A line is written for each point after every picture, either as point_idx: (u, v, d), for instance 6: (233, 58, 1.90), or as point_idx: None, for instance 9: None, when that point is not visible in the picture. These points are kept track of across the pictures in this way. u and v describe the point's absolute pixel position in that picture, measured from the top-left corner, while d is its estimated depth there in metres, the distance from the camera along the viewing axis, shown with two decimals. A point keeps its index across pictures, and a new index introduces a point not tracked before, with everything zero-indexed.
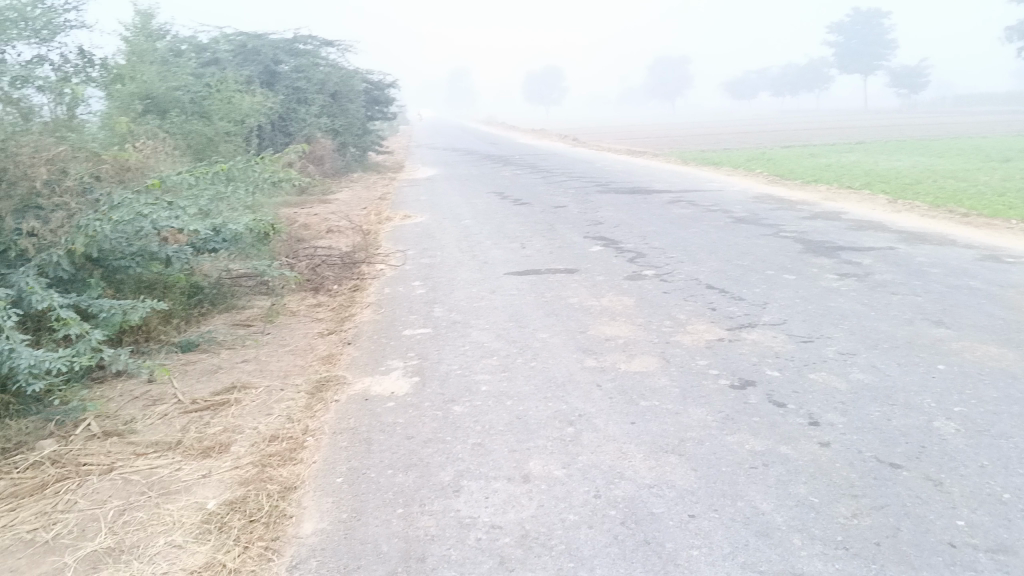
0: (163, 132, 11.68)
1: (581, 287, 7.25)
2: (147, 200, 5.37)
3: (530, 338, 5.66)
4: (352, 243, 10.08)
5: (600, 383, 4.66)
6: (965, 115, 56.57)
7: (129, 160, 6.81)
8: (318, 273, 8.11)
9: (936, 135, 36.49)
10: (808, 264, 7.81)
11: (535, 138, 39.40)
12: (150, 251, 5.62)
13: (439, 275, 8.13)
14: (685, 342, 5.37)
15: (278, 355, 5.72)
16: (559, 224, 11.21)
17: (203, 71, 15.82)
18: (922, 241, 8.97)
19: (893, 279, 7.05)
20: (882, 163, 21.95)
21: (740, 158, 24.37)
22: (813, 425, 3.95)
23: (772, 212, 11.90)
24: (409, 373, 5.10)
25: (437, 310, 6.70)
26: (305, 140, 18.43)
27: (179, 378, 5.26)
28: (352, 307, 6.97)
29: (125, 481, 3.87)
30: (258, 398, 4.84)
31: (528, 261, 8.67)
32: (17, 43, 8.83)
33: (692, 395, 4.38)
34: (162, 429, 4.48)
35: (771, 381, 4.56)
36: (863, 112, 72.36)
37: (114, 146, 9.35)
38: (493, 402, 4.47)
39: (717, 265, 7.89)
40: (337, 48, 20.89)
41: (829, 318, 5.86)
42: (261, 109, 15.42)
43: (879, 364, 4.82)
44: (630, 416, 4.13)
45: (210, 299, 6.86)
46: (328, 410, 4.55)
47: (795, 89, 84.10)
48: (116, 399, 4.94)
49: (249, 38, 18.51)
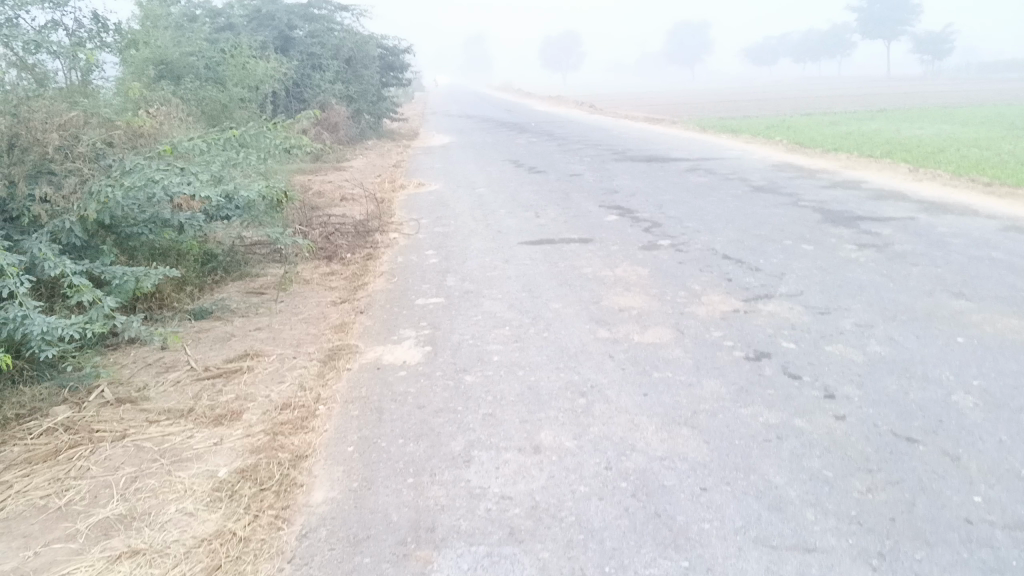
0: (177, 98, 11.65)
1: (596, 256, 7.19)
2: (159, 166, 5.34)
3: (543, 308, 5.62)
4: (366, 211, 10.04)
5: (613, 354, 4.62)
6: (990, 84, 55.53)
7: (142, 126, 6.79)
8: (331, 241, 8.09)
9: (960, 103, 35.87)
10: (826, 234, 7.70)
11: (552, 105, 39.10)
12: (162, 218, 5.60)
13: (453, 244, 8.09)
14: (700, 313, 5.32)
15: (291, 324, 5.71)
16: (574, 192, 11.12)
17: (217, 36, 15.74)
18: (943, 211, 8.83)
19: (913, 250, 6.94)
20: (904, 131, 21.60)
21: (758, 126, 24.05)
22: (829, 398, 3.90)
23: (791, 181, 11.73)
24: (421, 342, 5.08)
25: (450, 279, 6.66)
26: (320, 107, 18.35)
27: (192, 346, 5.27)
28: (365, 276, 6.94)
29: (137, 449, 3.88)
30: (270, 367, 4.83)
31: (543, 230, 8.60)
32: (30, 8, 8.80)
33: (706, 367, 4.33)
34: (174, 397, 4.49)
35: (786, 353, 4.50)
36: (886, 79, 71.18)
37: (128, 113, 9.33)
38: (505, 372, 4.44)
39: (734, 235, 7.80)
40: (352, 14, 20.73)
41: (847, 289, 5.78)
42: (275, 75, 15.33)
43: (897, 336, 4.75)
44: (643, 388, 4.09)
45: (224, 267, 6.86)
46: (340, 379, 4.54)
47: (816, 56, 82.79)
48: (129, 365, 4.96)
49: (264, 3, 18.37)
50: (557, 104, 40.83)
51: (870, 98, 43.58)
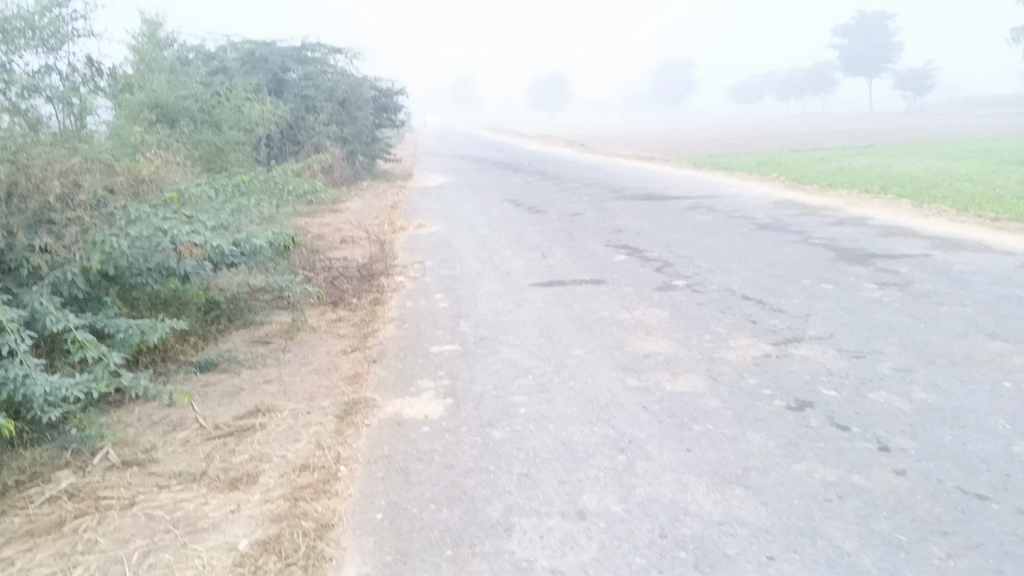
0: (173, 141, 11.50)
1: (611, 298, 7.00)
2: (166, 214, 5.13)
3: (566, 355, 5.40)
4: (368, 254, 9.85)
5: (646, 405, 4.39)
6: (970, 118, 56.27)
7: (142, 171, 6.60)
8: (336, 287, 7.88)
9: (944, 138, 36.27)
10: (844, 273, 7.53)
11: (541, 144, 39.08)
12: (168, 268, 5.38)
13: (461, 287, 7.88)
14: (730, 358, 5.12)
15: (302, 375, 5.47)
16: (578, 232, 10.97)
17: (212, 79, 15.67)
18: (957, 247, 8.71)
19: (936, 288, 6.77)
20: (895, 167, 21.66)
21: (750, 163, 24.13)
22: (883, 451, 3.69)
23: (796, 217, 11.62)
24: (442, 394, 4.84)
25: (463, 325, 6.43)
26: (314, 149, 18.24)
27: (200, 402, 5.01)
28: (375, 323, 6.72)
29: (148, 518, 3.63)
30: (284, 423, 4.59)
31: (551, 271, 8.42)
32: (25, 53, 8.66)
33: (748, 418, 4.12)
34: (184, 458, 4.23)
35: (830, 402, 4.30)
36: (869, 115, 72.03)
37: (124, 157, 9.15)
38: (534, 426, 4.20)
39: (749, 275, 7.63)
40: (346, 55, 20.73)
41: (877, 331, 5.59)
42: (270, 118, 15.24)
43: (941, 382, 4.55)
44: (686, 442, 3.87)
45: (227, 315, 6.63)
46: (360, 436, 4.29)
47: (800, 93, 83.85)
48: (134, 424, 4.70)
49: (257, 46, 18.37)
50: (548, 143, 40.88)
51: (856, 134, 43.80)
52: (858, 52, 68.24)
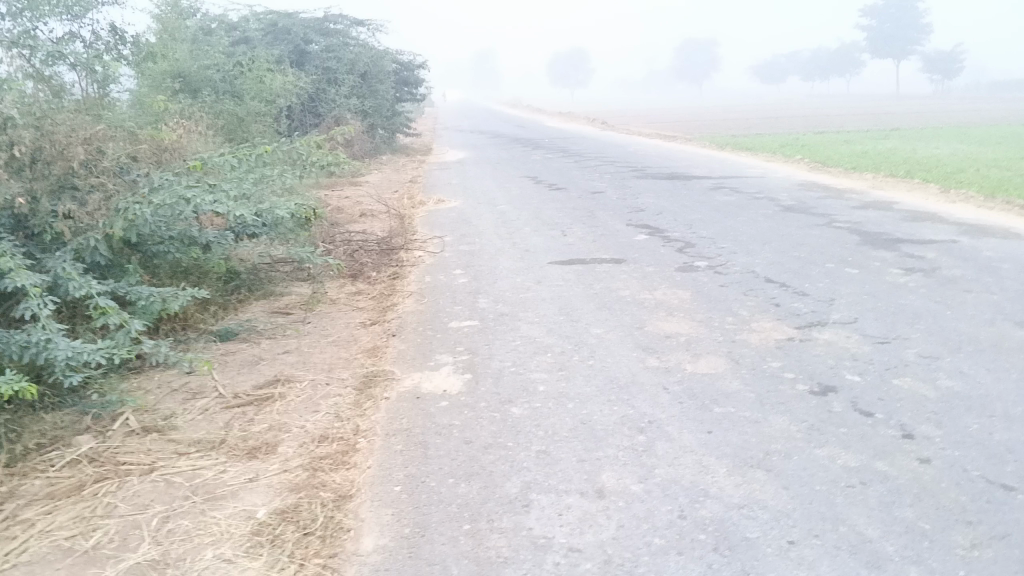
0: (195, 111, 11.50)
1: (631, 277, 6.95)
2: (188, 182, 5.12)
3: (586, 334, 5.36)
4: (388, 227, 9.83)
5: (666, 385, 4.35)
6: (998, 104, 55.34)
7: (165, 140, 6.59)
8: (356, 260, 7.87)
9: (971, 123, 35.67)
10: (869, 257, 7.43)
11: (562, 122, 38.84)
12: (190, 236, 5.39)
13: (481, 263, 7.85)
14: (752, 341, 5.07)
15: (321, 347, 5.47)
16: (599, 210, 10.89)
17: (234, 49, 15.64)
18: (984, 233, 8.58)
19: (963, 275, 6.66)
20: (921, 151, 21.34)
21: (774, 144, 23.86)
22: (907, 438, 3.64)
23: (821, 200, 11.48)
24: (460, 369, 4.82)
25: (482, 301, 6.40)
26: (335, 122, 18.21)
27: (220, 370, 5.03)
28: (394, 296, 6.70)
29: (168, 484, 3.64)
30: (303, 394, 4.59)
31: (572, 249, 8.37)
32: (49, 20, 8.68)
33: (770, 402, 4.08)
34: (203, 426, 4.24)
35: (853, 387, 4.25)
36: (896, 98, 70.97)
37: (147, 126, 9.16)
38: (553, 403, 4.18)
39: (772, 257, 7.55)
40: (368, 28, 20.62)
41: (902, 317, 5.51)
42: (291, 89, 15.20)
43: (967, 369, 4.48)
44: (706, 424, 3.83)
45: (247, 285, 6.64)
46: (378, 409, 4.28)
47: (825, 75, 82.67)
48: (154, 391, 4.72)
49: (280, 17, 18.31)
50: (569, 121, 40.57)
51: (882, 117, 43.20)
52: (886, 33, 67.10)
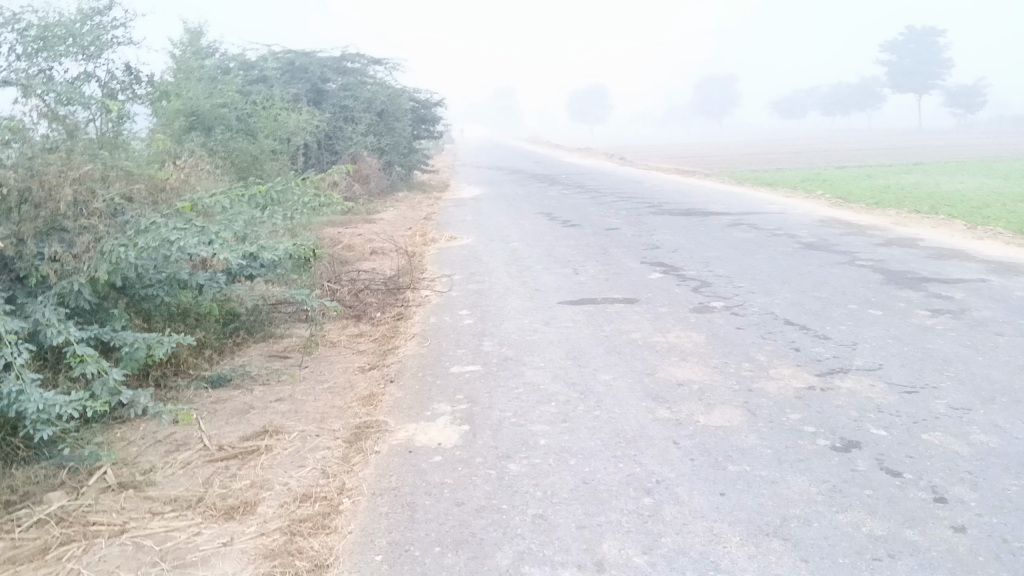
0: (206, 150, 11.43)
1: (644, 319, 6.66)
2: (177, 224, 4.93)
3: (593, 380, 5.07)
4: (396, 266, 9.62)
5: (677, 440, 4.05)
6: (1020, 137, 54.67)
7: (164, 180, 6.43)
8: (360, 300, 7.67)
9: (993, 156, 35.10)
10: (894, 298, 7.11)
11: (582, 157, 38.76)
12: (180, 279, 5.19)
13: (489, 303, 7.61)
14: (770, 390, 4.77)
15: (315, 394, 5.24)
16: (613, 247, 10.64)
17: (250, 88, 15.64)
18: (1014, 271, 8.26)
19: (994, 317, 6.32)
20: (945, 185, 20.90)
21: (794, 180, 23.51)
22: (939, 503, 3.32)
23: (842, 237, 11.16)
24: (458, 420, 4.54)
25: (487, 344, 6.14)
26: (351, 159, 18.19)
27: (207, 420, 4.80)
28: (396, 339, 6.47)
29: (137, 548, 3.39)
30: (291, 447, 4.34)
31: (583, 288, 8.10)
32: (64, 60, 8.62)
33: (788, 460, 3.78)
34: (183, 482, 4.00)
35: (879, 443, 3.94)
36: (919, 132, 70.39)
37: (157, 165, 9.05)
38: (555, 460, 3.88)
39: (792, 298, 7.25)
40: (385, 66, 20.62)
41: (930, 363, 5.18)
42: (306, 127, 15.13)
43: (1003, 423, 4.14)
44: (719, 486, 3.53)
45: (246, 327, 6.45)
46: (367, 464, 4.03)
47: (846, 110, 82.26)
48: (137, 443, 4.49)
49: (298, 56, 18.35)
50: (585, 157, 40.43)
51: (904, 152, 42.70)
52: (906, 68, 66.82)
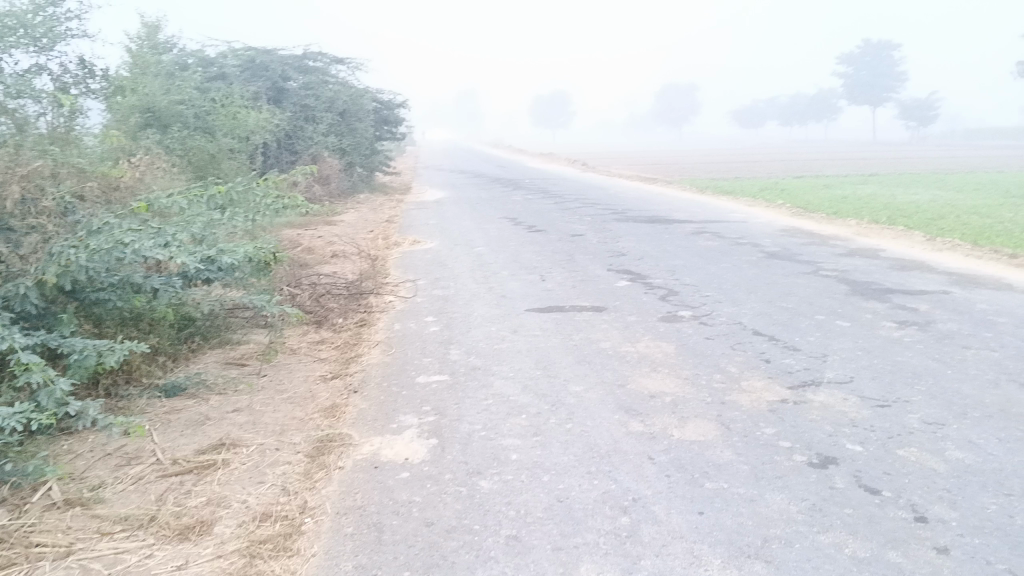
0: (162, 148, 11.10)
1: (612, 327, 6.57)
2: (132, 225, 4.70)
3: (563, 391, 4.95)
4: (359, 270, 9.42)
5: (652, 455, 3.94)
6: (969, 151, 56.04)
7: (118, 178, 6.18)
8: (321, 305, 7.48)
9: (942, 170, 35.93)
10: (860, 309, 7.11)
11: (544, 163, 38.80)
12: (133, 283, 4.96)
13: (454, 309, 7.46)
14: (743, 403, 4.69)
15: (275, 405, 5.04)
16: (579, 254, 10.56)
17: (208, 85, 15.28)
18: (974, 284, 8.33)
19: (960, 330, 6.35)
20: (900, 197, 21.24)
21: (753, 188, 23.72)
22: (920, 522, 3.26)
23: (804, 247, 11.21)
24: (425, 433, 4.38)
25: (454, 352, 5.98)
26: (312, 159, 17.88)
27: (161, 432, 4.57)
28: (359, 346, 6.29)
29: (83, 572, 3.18)
30: (249, 461, 4.15)
31: (551, 295, 7.99)
32: (14, 53, 8.30)
33: (766, 476, 3.70)
34: (134, 499, 3.79)
35: (855, 459, 3.88)
36: (873, 143, 71.78)
37: (110, 163, 8.75)
38: (527, 476, 3.75)
39: (760, 307, 7.21)
40: (347, 66, 20.33)
41: (901, 376, 5.16)
42: (266, 126, 14.81)
43: (977, 439, 4.11)
44: (697, 504, 3.44)
45: (202, 333, 6.21)
46: (331, 481, 3.85)
47: (802, 121, 83.52)
48: (85, 457, 4.26)
49: (258, 54, 17.98)
50: (545, 162, 40.06)
51: (858, 163, 43.46)
52: (861, 81, 68.15)
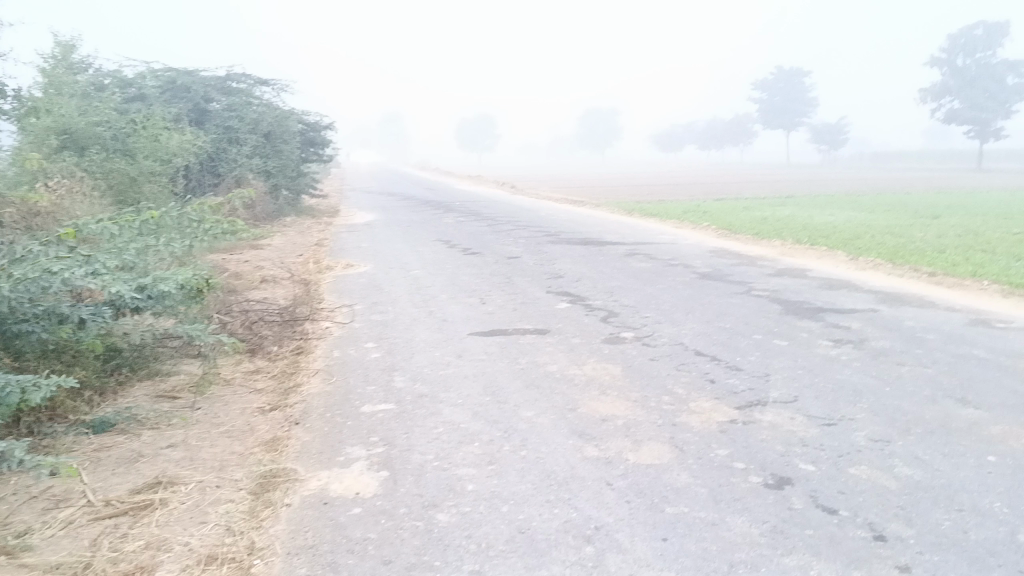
0: (79, 170, 10.68)
1: (557, 350, 6.53)
2: (57, 251, 4.45)
3: (514, 417, 4.86)
4: (291, 295, 9.18)
5: (610, 481, 3.90)
6: (877, 173, 58.41)
7: (36, 204, 5.87)
8: (254, 332, 7.24)
9: (852, 190, 37.41)
10: (796, 328, 7.25)
11: (470, 184, 39.08)
12: (58, 313, 4.68)
13: (395, 334, 7.31)
14: (694, 424, 4.70)
15: (212, 439, 4.82)
16: (516, 276, 10.54)
17: (127, 106, 14.80)
18: (901, 302, 8.60)
19: (892, 347, 6.52)
20: (817, 218, 21.91)
21: (677, 210, 24.13)
22: (880, 541, 3.29)
23: (735, 267, 11.43)
24: (375, 465, 4.24)
25: (398, 379, 5.84)
26: (236, 182, 17.45)
27: (91, 472, 4.31)
28: (297, 375, 6.08)
29: None
30: (189, 500, 3.93)
31: (491, 318, 7.92)
32: None
33: (725, 499, 3.68)
34: (64, 545, 3.54)
35: (809, 478, 3.91)
36: (788, 166, 74.28)
37: (24, 188, 8.37)
38: (485, 507, 3.65)
39: (699, 328, 7.29)
40: (272, 88, 19.98)
41: (843, 394, 5.26)
42: (189, 147, 14.39)
43: (922, 455, 4.20)
44: (660, 530, 3.40)
45: (129, 364, 5.92)
46: (278, 519, 3.67)
47: (720, 145, 85.91)
48: (8, 501, 3.98)
49: (179, 74, 17.53)
50: (472, 184, 40.32)
51: (773, 186, 45.02)
52: (775, 107, 70.56)
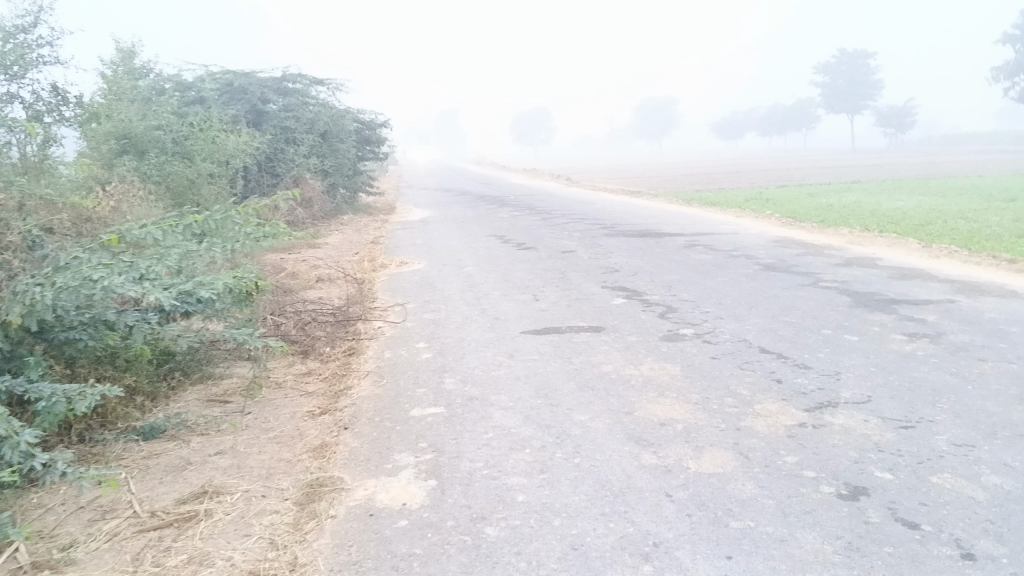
0: (139, 173, 10.86)
1: (613, 349, 6.29)
2: (101, 259, 4.40)
3: (568, 422, 4.65)
4: (346, 294, 9.13)
5: (669, 492, 3.67)
6: (947, 155, 56.20)
7: (88, 210, 5.87)
8: (307, 333, 7.18)
9: (920, 174, 36.01)
10: (866, 322, 6.87)
11: (527, 178, 38.88)
12: (106, 320, 4.64)
13: (447, 333, 7.18)
14: (758, 429, 4.43)
15: (260, 446, 4.73)
16: (571, 271, 10.32)
17: (186, 110, 15.01)
18: (979, 291, 8.12)
19: (972, 341, 6.12)
20: (884, 204, 21.14)
21: (738, 199, 23.53)
22: (968, 560, 3.00)
23: (799, 258, 10.98)
24: (423, 474, 4.08)
25: (449, 381, 5.68)
26: (293, 182, 17.58)
27: (138, 481, 4.26)
28: (348, 377, 5.97)
29: None
30: (234, 511, 3.84)
31: (546, 316, 7.71)
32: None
33: (794, 512, 3.42)
34: (108, 559, 3.47)
35: (886, 489, 3.62)
36: (853, 151, 72.10)
37: (85, 193, 8.50)
38: (536, 521, 3.46)
39: (763, 323, 6.96)
40: (327, 87, 20.05)
41: (920, 394, 4.91)
42: (246, 149, 14.50)
43: (1012, 462, 3.86)
44: (723, 547, 3.16)
45: (182, 368, 5.90)
46: (322, 532, 3.55)
47: (781, 131, 83.94)
48: (57, 511, 3.94)
49: (236, 76, 17.63)
50: (528, 177, 40.11)
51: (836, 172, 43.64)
52: (838, 90, 68.51)
